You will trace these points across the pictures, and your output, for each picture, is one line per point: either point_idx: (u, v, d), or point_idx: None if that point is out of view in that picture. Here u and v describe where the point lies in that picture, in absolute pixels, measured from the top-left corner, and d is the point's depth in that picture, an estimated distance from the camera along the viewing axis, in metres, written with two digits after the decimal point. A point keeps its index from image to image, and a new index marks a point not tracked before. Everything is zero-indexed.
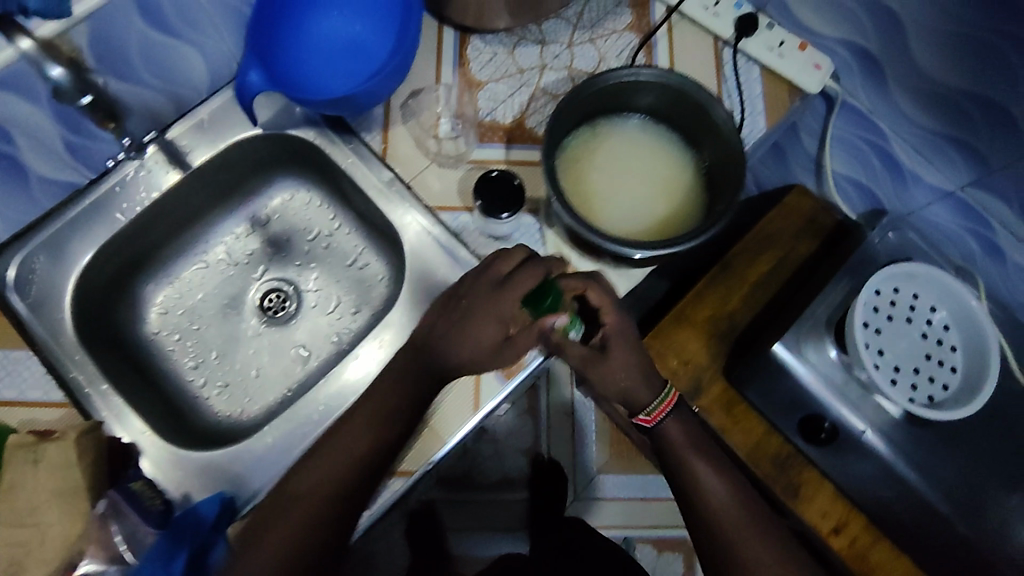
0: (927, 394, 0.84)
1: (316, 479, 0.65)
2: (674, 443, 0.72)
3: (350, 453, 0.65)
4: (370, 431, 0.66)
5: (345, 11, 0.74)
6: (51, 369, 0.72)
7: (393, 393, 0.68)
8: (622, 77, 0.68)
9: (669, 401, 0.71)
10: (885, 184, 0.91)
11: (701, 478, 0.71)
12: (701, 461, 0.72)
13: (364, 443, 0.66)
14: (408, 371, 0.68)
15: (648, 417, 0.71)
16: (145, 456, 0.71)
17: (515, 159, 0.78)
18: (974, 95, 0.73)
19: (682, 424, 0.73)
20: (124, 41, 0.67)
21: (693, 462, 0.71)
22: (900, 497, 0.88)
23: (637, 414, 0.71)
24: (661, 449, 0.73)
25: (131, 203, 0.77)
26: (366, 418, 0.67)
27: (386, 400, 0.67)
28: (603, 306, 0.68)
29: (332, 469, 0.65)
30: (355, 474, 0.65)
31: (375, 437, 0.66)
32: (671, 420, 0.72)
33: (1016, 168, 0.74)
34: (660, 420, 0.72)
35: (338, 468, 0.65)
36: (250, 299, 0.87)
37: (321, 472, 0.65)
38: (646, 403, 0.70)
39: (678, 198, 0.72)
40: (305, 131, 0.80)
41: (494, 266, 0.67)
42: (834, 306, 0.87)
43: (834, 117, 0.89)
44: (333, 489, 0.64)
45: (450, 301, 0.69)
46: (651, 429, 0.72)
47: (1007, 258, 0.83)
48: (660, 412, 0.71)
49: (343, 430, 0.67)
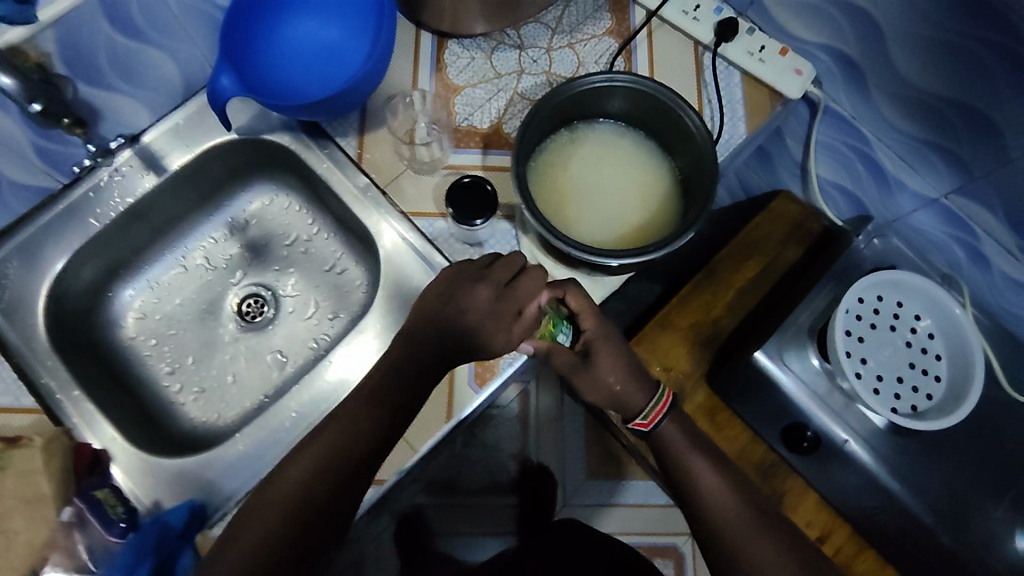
0: (910, 404, 0.82)
1: (301, 477, 0.62)
2: (671, 444, 0.70)
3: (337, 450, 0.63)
4: (360, 432, 0.63)
5: (319, 15, 0.73)
6: (22, 374, 0.72)
7: (384, 397, 0.65)
8: (596, 83, 0.67)
9: (663, 404, 0.71)
10: (870, 190, 0.90)
11: (697, 478, 0.69)
12: (708, 467, 0.70)
13: (351, 439, 0.63)
14: (394, 379, 0.65)
15: (644, 421, 0.70)
16: (115, 463, 0.70)
17: (491, 165, 0.77)
18: (954, 102, 0.72)
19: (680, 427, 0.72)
20: (93, 47, 0.69)
21: (699, 467, 0.70)
22: (884, 507, 0.86)
23: (632, 419, 0.70)
24: (667, 451, 0.71)
25: (105, 208, 0.77)
26: (350, 416, 0.64)
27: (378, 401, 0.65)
28: (582, 312, 0.67)
29: (318, 465, 0.62)
30: (339, 471, 0.62)
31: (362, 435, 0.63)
32: (668, 421, 0.71)
33: (998, 174, 0.73)
34: (658, 422, 0.70)
35: (325, 464, 0.62)
36: (227, 304, 0.86)
37: (306, 469, 0.62)
38: (642, 407, 0.70)
39: (654, 205, 0.72)
40: (281, 136, 0.80)
41: (493, 273, 0.66)
42: (817, 314, 0.86)
43: (818, 123, 0.88)
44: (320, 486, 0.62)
45: (442, 310, 0.66)
46: (649, 433, 0.71)
47: (993, 265, 0.82)
48: (656, 415, 0.70)
49: (327, 427, 0.64)
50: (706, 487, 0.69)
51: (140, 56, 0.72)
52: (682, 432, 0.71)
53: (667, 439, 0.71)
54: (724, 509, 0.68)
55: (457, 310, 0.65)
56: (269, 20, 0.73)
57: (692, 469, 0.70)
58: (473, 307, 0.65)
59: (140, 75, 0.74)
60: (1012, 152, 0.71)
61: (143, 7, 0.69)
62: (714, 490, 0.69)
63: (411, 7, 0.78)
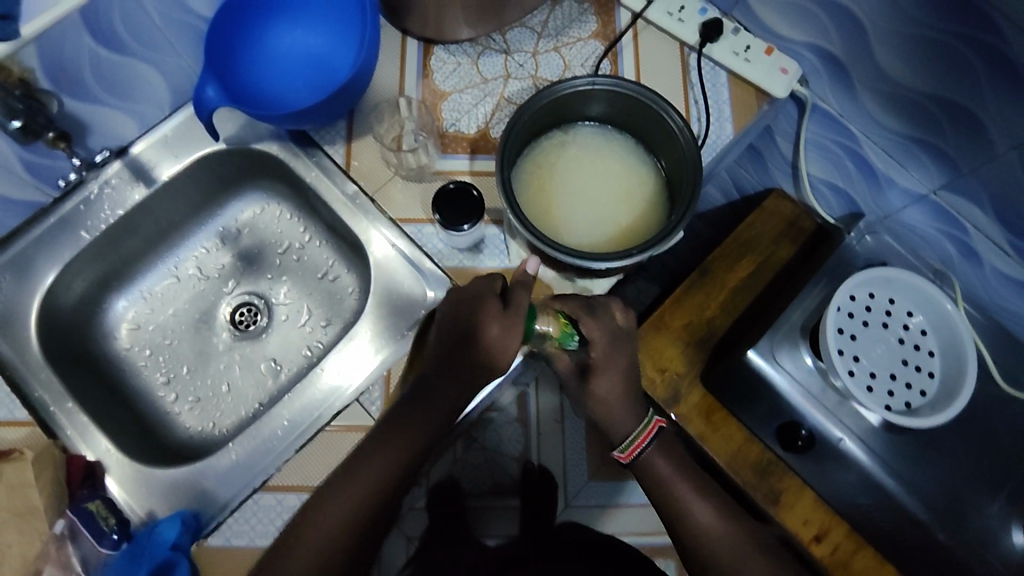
0: (904, 401, 0.82)
1: (337, 518, 0.62)
2: (658, 470, 0.71)
3: (369, 490, 0.63)
4: (398, 464, 0.65)
5: (304, 26, 0.74)
6: (14, 387, 0.72)
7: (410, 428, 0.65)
8: (577, 87, 0.67)
9: (646, 433, 0.71)
10: (860, 188, 0.90)
11: (687, 505, 0.70)
12: (692, 492, 0.70)
13: (389, 470, 0.64)
14: (418, 408, 0.66)
15: (622, 454, 0.70)
16: (109, 474, 0.71)
17: (479, 170, 0.77)
18: (939, 98, 0.72)
19: (663, 453, 0.72)
20: (75, 60, 0.68)
21: (684, 493, 0.70)
22: (879, 505, 0.86)
23: (614, 450, 0.71)
24: (651, 479, 0.71)
25: (95, 220, 0.77)
26: (381, 452, 0.65)
27: (405, 438, 0.65)
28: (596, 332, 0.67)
29: (350, 503, 0.63)
30: (377, 504, 0.64)
31: (399, 467, 0.64)
32: (653, 448, 0.72)
33: (986, 170, 0.73)
34: (638, 454, 0.71)
35: (362, 501, 0.63)
36: (220, 313, 0.87)
37: (342, 511, 0.63)
38: (629, 431, 0.70)
39: (640, 207, 0.72)
40: (270, 145, 0.80)
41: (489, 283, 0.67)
42: (809, 312, 0.87)
43: (807, 121, 0.88)
44: (357, 524, 0.63)
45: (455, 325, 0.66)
46: (632, 462, 0.71)
47: (985, 261, 0.82)
48: (636, 446, 0.70)
49: (359, 470, 0.64)
50: (696, 513, 0.69)
51: (125, 69, 0.72)
52: (669, 457, 0.72)
53: (653, 465, 0.71)
54: (712, 533, 0.69)
55: (456, 318, 0.66)
56: (254, 30, 0.73)
57: (680, 495, 0.70)
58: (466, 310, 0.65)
59: (126, 86, 0.73)
60: (997, 147, 0.70)
61: (126, 21, 0.68)
62: (703, 514, 0.69)
63: (396, 14, 0.78)
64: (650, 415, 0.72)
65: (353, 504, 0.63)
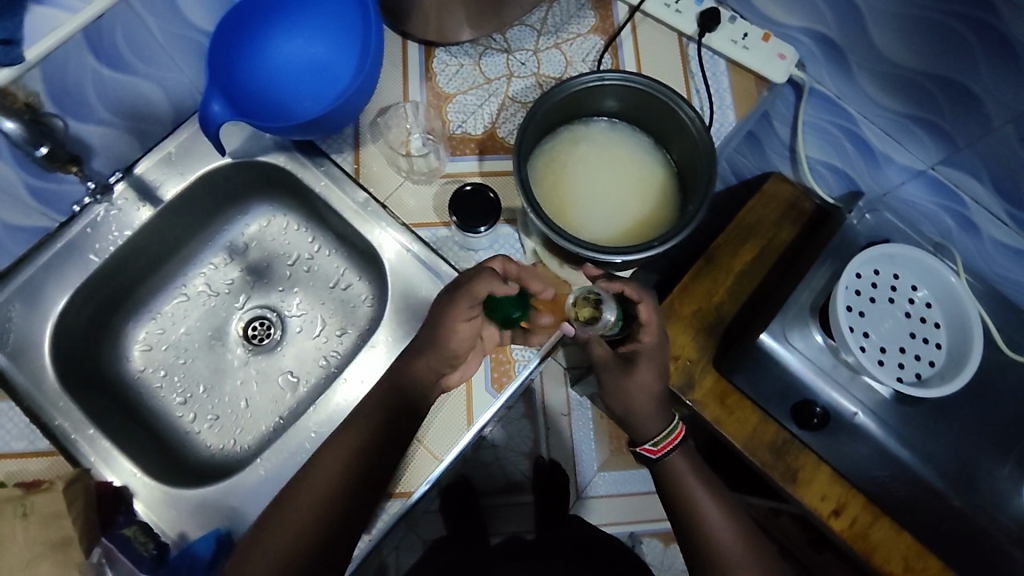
0: (915, 372, 0.84)
1: (314, 502, 0.65)
2: (677, 474, 0.72)
3: (325, 491, 0.65)
4: (360, 467, 0.66)
5: (307, 33, 0.73)
6: (34, 417, 0.71)
7: (375, 409, 0.67)
8: (586, 83, 0.68)
9: (676, 435, 0.72)
10: (859, 167, 0.91)
11: (701, 510, 0.71)
12: (706, 499, 0.72)
13: (355, 449, 0.66)
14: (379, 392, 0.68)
15: (652, 448, 0.71)
16: (137, 499, 0.70)
17: (489, 170, 0.78)
18: (936, 76, 0.73)
19: (687, 458, 0.73)
20: (79, 82, 0.65)
21: (699, 499, 0.72)
22: (896, 476, 0.87)
23: (643, 444, 0.72)
24: (667, 482, 0.73)
25: (104, 242, 0.76)
26: (348, 449, 0.67)
27: (371, 418, 0.67)
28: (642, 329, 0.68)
29: (311, 497, 0.65)
30: (342, 497, 0.65)
31: (362, 462, 0.66)
32: (678, 454, 0.73)
33: (982, 143, 0.75)
34: (667, 452, 0.72)
35: (329, 489, 0.65)
36: (233, 329, 0.86)
37: (316, 495, 0.65)
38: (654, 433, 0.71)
39: (653, 199, 0.72)
40: (276, 156, 0.80)
41: None
42: (817, 292, 0.88)
43: (804, 105, 0.89)
44: (325, 523, 0.65)
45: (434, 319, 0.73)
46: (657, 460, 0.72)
47: (983, 232, 0.84)
48: (667, 444, 0.72)
49: (320, 460, 0.67)
50: (707, 516, 0.71)
51: (128, 87, 0.70)
52: (692, 465, 0.73)
53: (673, 473, 0.73)
54: (716, 535, 0.70)
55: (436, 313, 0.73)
56: (251, 43, 0.72)
57: (693, 498, 0.72)
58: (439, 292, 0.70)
59: (130, 106, 0.73)
60: (993, 121, 0.72)
61: (129, 39, 0.66)
62: (711, 516, 0.71)
63: (396, 19, 0.78)
64: (677, 419, 0.73)
65: (315, 498, 0.65)
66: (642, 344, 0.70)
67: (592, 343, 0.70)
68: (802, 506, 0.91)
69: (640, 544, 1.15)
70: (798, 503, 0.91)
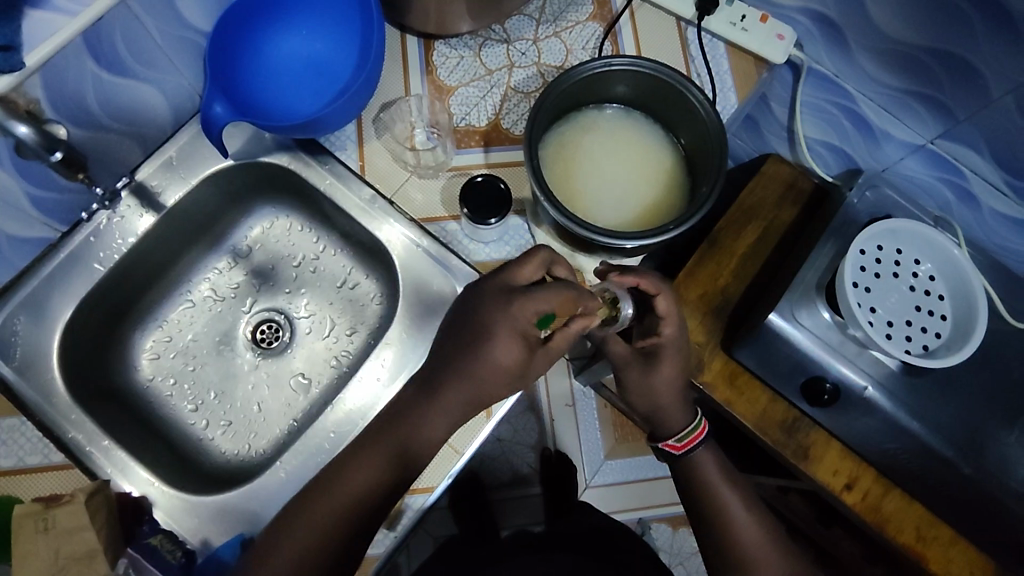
0: (922, 343, 0.84)
1: (343, 501, 0.63)
2: (704, 472, 0.72)
3: (344, 496, 0.63)
4: (386, 467, 0.64)
5: (305, 30, 0.72)
6: (47, 431, 0.70)
7: (406, 421, 0.65)
8: (594, 69, 0.67)
9: (699, 432, 0.73)
10: (858, 143, 0.92)
11: (726, 505, 0.71)
12: (730, 492, 0.72)
13: (379, 455, 0.64)
14: (418, 399, 0.66)
15: (678, 444, 0.72)
16: (158, 508, 0.69)
17: (495, 162, 0.77)
18: (934, 50, 0.74)
19: (712, 454, 0.73)
20: (80, 88, 0.64)
21: (723, 493, 0.72)
22: (909, 449, 0.87)
23: (666, 439, 0.72)
24: (690, 477, 0.72)
25: (108, 251, 0.75)
26: (384, 454, 0.64)
27: (401, 425, 0.65)
28: (667, 318, 0.70)
29: (325, 505, 0.63)
30: (377, 500, 0.64)
31: (385, 471, 0.64)
32: (703, 449, 0.73)
33: (981, 116, 0.75)
34: (692, 449, 0.72)
35: (354, 496, 0.63)
36: (241, 333, 0.85)
37: (344, 495, 0.63)
38: (681, 427, 0.72)
39: (661, 183, 0.73)
40: (278, 156, 0.79)
41: (505, 274, 0.64)
42: (822, 271, 0.88)
43: (802, 84, 0.90)
44: (349, 523, 0.63)
45: (458, 325, 0.65)
46: (680, 457, 0.73)
47: (983, 203, 0.85)
48: (691, 440, 0.72)
49: (351, 463, 0.65)
50: (730, 509, 0.71)
51: (128, 91, 0.69)
52: (718, 463, 0.73)
53: (699, 468, 0.73)
54: (744, 535, 0.70)
55: (461, 318, 0.64)
56: (251, 42, 0.71)
57: (719, 497, 0.71)
58: (484, 334, 0.61)
59: (130, 112, 0.72)
60: (992, 92, 0.73)
61: (127, 42, 0.65)
62: (738, 515, 0.71)
63: (395, 13, 0.77)
64: (701, 415, 0.73)
65: (333, 507, 0.62)
66: (664, 337, 0.71)
67: (611, 341, 0.70)
68: (816, 484, 0.92)
69: (650, 530, 1.18)
70: (811, 480, 0.91)
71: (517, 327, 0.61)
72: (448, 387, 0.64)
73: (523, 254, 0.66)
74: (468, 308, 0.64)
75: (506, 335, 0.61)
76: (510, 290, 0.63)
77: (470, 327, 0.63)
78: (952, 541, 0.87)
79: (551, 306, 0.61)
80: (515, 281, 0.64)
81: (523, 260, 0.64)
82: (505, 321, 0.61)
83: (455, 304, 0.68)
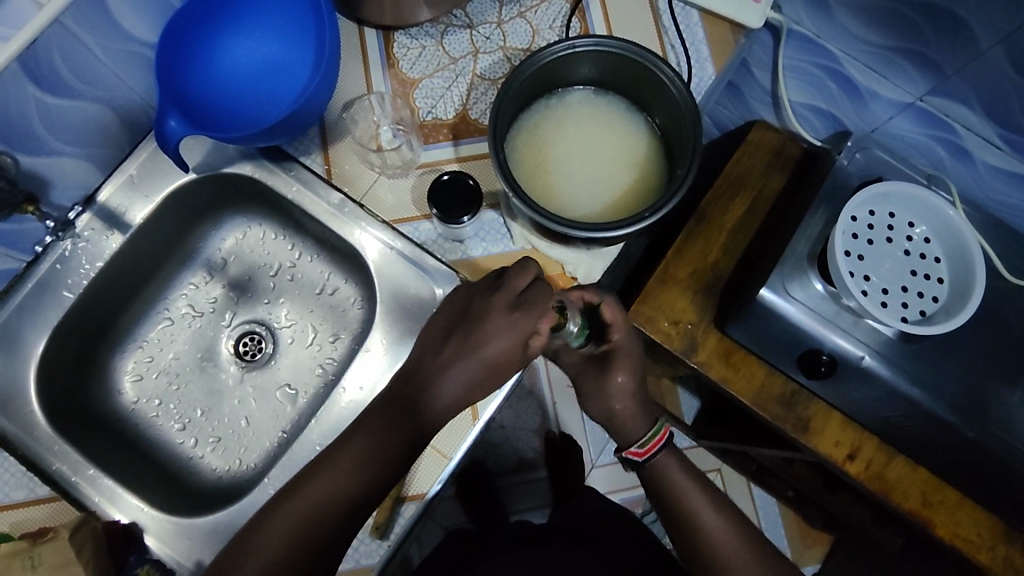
0: (919, 310, 0.80)
1: (342, 481, 0.61)
2: (667, 477, 0.71)
3: (329, 497, 0.61)
4: (354, 477, 0.61)
5: (258, 32, 0.69)
6: (31, 465, 0.69)
7: (388, 426, 0.62)
8: (558, 53, 0.64)
9: (659, 437, 0.70)
10: (844, 105, 0.88)
11: (697, 514, 0.69)
12: (699, 499, 0.70)
13: (373, 447, 0.62)
14: (392, 402, 0.63)
15: (639, 450, 0.70)
16: (148, 533, 0.69)
17: (465, 155, 0.75)
18: (916, 2, 0.69)
19: (675, 459, 0.72)
20: (22, 112, 0.61)
21: (690, 501, 0.70)
22: (910, 416, 0.84)
23: (628, 446, 0.70)
24: (655, 482, 0.71)
25: (75, 277, 0.73)
26: (364, 455, 0.61)
27: (384, 434, 0.62)
28: (615, 323, 0.67)
29: (299, 510, 0.60)
30: (361, 499, 0.61)
31: (361, 482, 0.61)
32: (666, 453, 0.71)
33: (970, 70, 0.72)
34: (653, 453, 0.70)
35: (330, 499, 0.60)
36: (223, 349, 0.84)
37: (316, 496, 0.61)
38: (639, 435, 0.70)
39: (637, 167, 0.70)
40: (242, 165, 0.77)
41: (509, 282, 0.62)
42: (814, 240, 0.84)
43: (783, 47, 0.85)
44: (322, 523, 0.60)
45: (455, 323, 0.63)
46: (644, 463, 0.71)
47: (976, 157, 0.81)
48: (653, 445, 0.70)
49: (331, 464, 0.62)
50: (703, 516, 0.69)
51: (75, 112, 0.67)
52: (681, 465, 0.71)
53: (665, 473, 0.71)
54: (713, 534, 0.69)
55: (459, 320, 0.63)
56: (205, 51, 0.68)
57: (686, 500, 0.70)
58: (481, 335, 0.60)
59: (80, 133, 0.69)
60: (981, 44, 0.69)
61: (66, 58, 0.62)
62: (707, 519, 0.69)
63: (349, 7, 0.74)
64: (660, 420, 0.71)
65: (309, 506, 0.60)
66: (616, 341, 0.68)
67: (561, 353, 0.70)
68: (816, 455, 0.91)
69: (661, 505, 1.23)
70: (811, 452, 0.90)
71: (520, 335, 0.59)
72: (438, 385, 0.62)
73: (513, 267, 0.63)
74: (467, 310, 0.63)
75: (505, 338, 0.59)
76: (511, 298, 0.61)
77: (470, 334, 0.61)
78: (958, 503, 0.87)
79: (539, 322, 0.59)
80: (517, 288, 0.61)
81: (519, 269, 0.62)
82: (508, 327, 0.59)
83: (446, 301, 0.67)
